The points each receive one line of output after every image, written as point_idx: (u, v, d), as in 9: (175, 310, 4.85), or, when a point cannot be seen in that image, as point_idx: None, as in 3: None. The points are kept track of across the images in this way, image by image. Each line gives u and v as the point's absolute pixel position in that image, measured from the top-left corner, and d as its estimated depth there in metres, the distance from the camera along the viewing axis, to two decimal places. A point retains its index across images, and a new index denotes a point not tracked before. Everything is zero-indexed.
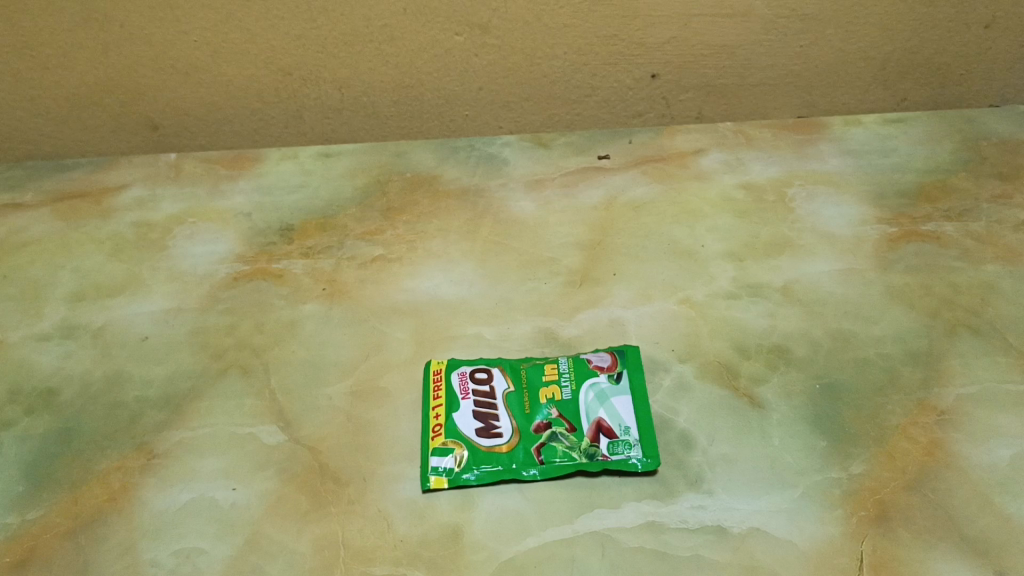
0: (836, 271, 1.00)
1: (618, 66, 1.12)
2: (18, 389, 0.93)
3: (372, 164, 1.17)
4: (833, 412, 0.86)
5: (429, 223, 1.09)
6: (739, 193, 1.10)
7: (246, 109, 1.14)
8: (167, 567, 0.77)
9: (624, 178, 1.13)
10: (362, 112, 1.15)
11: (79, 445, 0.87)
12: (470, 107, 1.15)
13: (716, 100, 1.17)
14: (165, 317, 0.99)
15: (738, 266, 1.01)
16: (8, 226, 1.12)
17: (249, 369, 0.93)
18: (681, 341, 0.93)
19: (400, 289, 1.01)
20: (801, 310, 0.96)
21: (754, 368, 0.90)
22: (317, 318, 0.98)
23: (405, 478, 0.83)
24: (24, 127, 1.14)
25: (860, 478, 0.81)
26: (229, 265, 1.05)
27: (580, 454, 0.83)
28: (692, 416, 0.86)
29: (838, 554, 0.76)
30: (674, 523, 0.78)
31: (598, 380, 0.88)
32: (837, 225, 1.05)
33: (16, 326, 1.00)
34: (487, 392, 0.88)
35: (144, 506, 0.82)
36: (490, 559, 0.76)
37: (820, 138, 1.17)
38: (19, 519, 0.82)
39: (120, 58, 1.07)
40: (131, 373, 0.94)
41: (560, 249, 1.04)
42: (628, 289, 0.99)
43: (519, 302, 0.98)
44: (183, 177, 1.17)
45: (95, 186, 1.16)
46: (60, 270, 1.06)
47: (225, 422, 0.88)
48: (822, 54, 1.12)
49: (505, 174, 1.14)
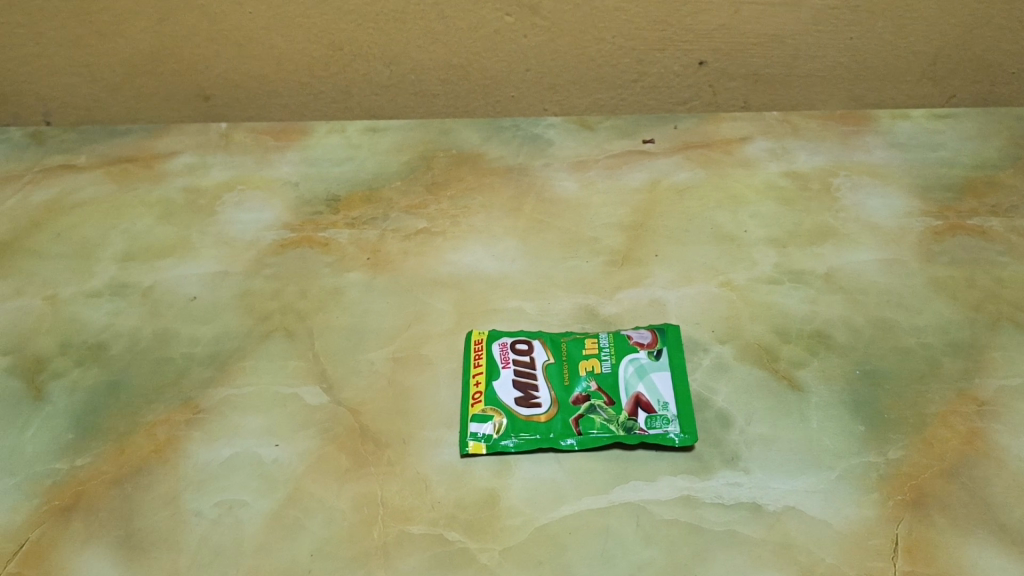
0: (879, 261, 1.00)
1: (665, 52, 1.12)
2: (68, 342, 0.95)
3: (418, 140, 1.18)
4: (872, 398, 0.86)
5: (473, 199, 1.10)
6: (783, 181, 1.10)
7: (297, 82, 1.16)
8: (209, 518, 0.79)
9: (668, 162, 1.13)
10: (410, 89, 1.17)
11: (126, 397, 0.89)
12: (517, 88, 1.16)
13: (762, 89, 1.17)
14: (213, 279, 1.01)
15: (780, 253, 1.01)
16: (62, 187, 1.15)
17: (294, 332, 0.95)
18: (721, 323, 0.93)
19: (443, 262, 1.02)
20: (843, 297, 0.96)
21: (794, 352, 0.91)
22: (361, 286, 0.99)
23: (444, 444, 0.84)
24: (80, 92, 1.17)
25: (898, 464, 0.81)
26: (275, 232, 1.06)
27: (618, 426, 0.84)
28: (730, 395, 0.87)
29: (872, 536, 0.76)
30: (709, 498, 0.79)
31: (638, 356, 0.89)
32: (881, 216, 1.05)
33: (69, 282, 1.02)
34: (527, 362, 0.89)
35: (189, 458, 0.84)
36: (526, 524, 0.77)
37: (867, 130, 1.17)
38: (67, 466, 0.84)
39: (176, 27, 1.09)
40: (179, 332, 0.96)
41: (603, 229, 1.05)
42: (669, 270, 1.00)
43: (560, 279, 0.99)
44: (233, 146, 1.19)
45: (147, 152, 1.19)
46: (111, 231, 1.08)
47: (270, 381, 0.90)
48: (871, 47, 1.12)
49: (550, 154, 1.15)
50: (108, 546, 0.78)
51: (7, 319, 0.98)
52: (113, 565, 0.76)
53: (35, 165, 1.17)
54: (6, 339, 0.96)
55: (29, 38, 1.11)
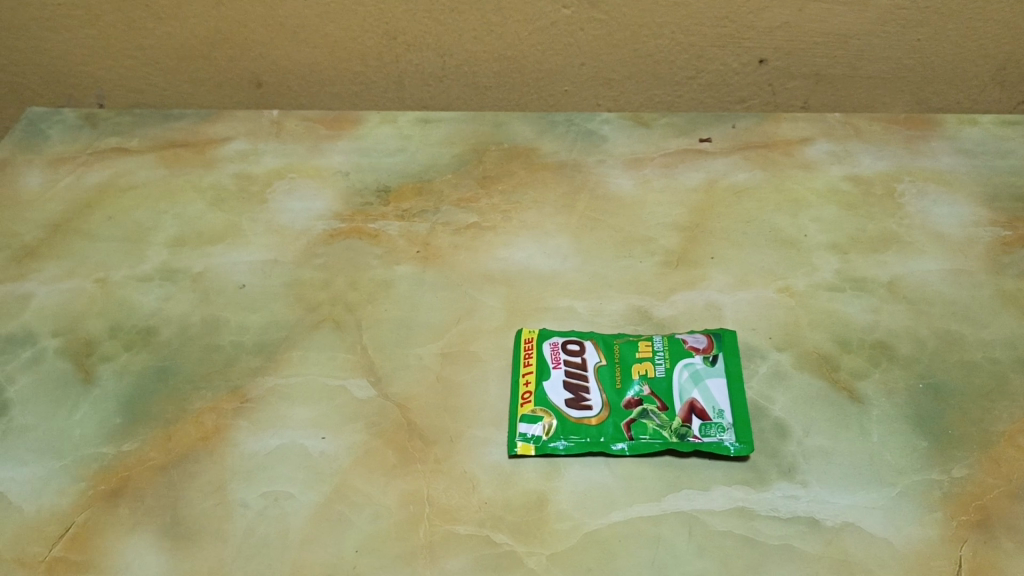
0: (945, 270, 0.97)
1: (726, 49, 1.12)
2: (118, 325, 0.95)
3: (470, 133, 1.16)
4: (936, 413, 0.83)
5: (525, 194, 1.08)
6: (846, 185, 1.07)
7: (350, 72, 1.17)
8: (255, 508, 0.79)
9: (725, 162, 1.10)
10: (463, 81, 1.17)
11: (175, 383, 0.89)
12: (572, 83, 1.16)
13: (822, 90, 1.17)
14: (263, 267, 1.01)
15: (842, 259, 0.98)
16: (114, 169, 1.14)
17: (343, 323, 0.94)
18: (779, 330, 0.91)
19: (494, 257, 1.00)
20: (906, 308, 0.93)
21: (855, 363, 0.88)
22: (411, 280, 0.98)
23: (493, 443, 0.82)
24: (134, 75, 1.19)
25: (963, 482, 0.78)
26: (325, 222, 1.05)
27: (671, 433, 0.81)
28: (788, 404, 0.84)
29: (935, 556, 0.73)
30: (765, 510, 0.76)
31: (693, 361, 0.87)
32: (947, 224, 1.02)
33: (120, 265, 1.02)
34: (579, 363, 0.87)
35: (236, 447, 0.83)
36: (575, 530, 0.76)
37: (933, 134, 1.13)
38: (114, 450, 0.84)
39: (233, 13, 1.11)
40: (228, 319, 0.95)
41: (658, 229, 1.02)
42: (726, 273, 0.97)
43: (614, 278, 0.97)
44: (285, 133, 1.17)
45: (199, 136, 1.18)
46: (162, 216, 1.08)
47: (318, 372, 0.89)
48: (936, 49, 1.11)
49: (604, 151, 1.12)
50: (153, 533, 0.77)
51: (57, 300, 0.98)
52: (158, 553, 0.76)
53: (88, 147, 1.17)
54: (57, 320, 0.96)
55: (86, 20, 1.13)
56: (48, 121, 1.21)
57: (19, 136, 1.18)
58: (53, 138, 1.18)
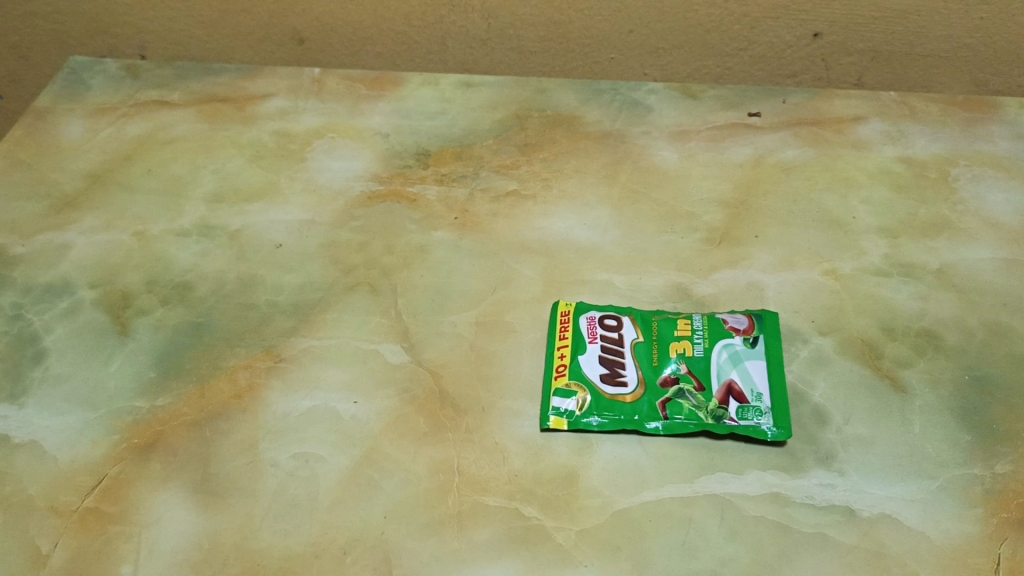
0: (998, 260, 0.93)
1: (779, 21, 1.09)
2: (155, 279, 0.95)
3: (513, 98, 1.14)
4: (981, 406, 0.81)
5: (567, 163, 1.06)
6: (898, 167, 1.04)
7: (393, 31, 1.16)
8: (286, 469, 0.79)
9: (775, 138, 1.07)
10: (508, 44, 1.16)
11: (209, 340, 0.89)
12: (619, 50, 1.15)
13: (877, 67, 1.13)
14: (300, 227, 1.00)
15: (891, 243, 0.96)
16: (154, 122, 1.14)
17: (378, 287, 0.93)
18: (823, 314, 0.88)
19: (533, 226, 0.99)
20: (956, 297, 0.90)
21: (900, 351, 0.85)
22: (448, 246, 0.97)
23: (525, 416, 0.81)
24: (176, 28, 1.19)
25: (1006, 479, 0.76)
26: (364, 183, 1.04)
27: (707, 414, 0.80)
28: (829, 391, 0.82)
29: (973, 553, 0.72)
30: (800, 497, 0.75)
31: (733, 342, 0.85)
32: (1003, 212, 0.98)
33: (158, 219, 1.02)
34: (616, 339, 0.86)
35: (268, 407, 0.83)
36: (605, 507, 0.75)
37: (992, 117, 1.09)
38: (148, 404, 0.84)
39: None
40: (264, 278, 0.95)
41: (701, 205, 1.00)
42: (770, 253, 0.95)
43: (655, 253, 0.95)
44: (326, 92, 1.16)
45: (239, 92, 1.16)
46: (201, 170, 1.07)
47: (352, 336, 0.89)
48: (1001, 29, 1.07)
49: (649, 122, 1.10)
50: (184, 489, 0.78)
51: (96, 251, 0.98)
52: (188, 509, 0.77)
53: (129, 98, 1.17)
54: (94, 271, 0.96)
55: None
56: (90, 70, 1.20)
57: (62, 84, 1.18)
58: (95, 87, 1.18)
